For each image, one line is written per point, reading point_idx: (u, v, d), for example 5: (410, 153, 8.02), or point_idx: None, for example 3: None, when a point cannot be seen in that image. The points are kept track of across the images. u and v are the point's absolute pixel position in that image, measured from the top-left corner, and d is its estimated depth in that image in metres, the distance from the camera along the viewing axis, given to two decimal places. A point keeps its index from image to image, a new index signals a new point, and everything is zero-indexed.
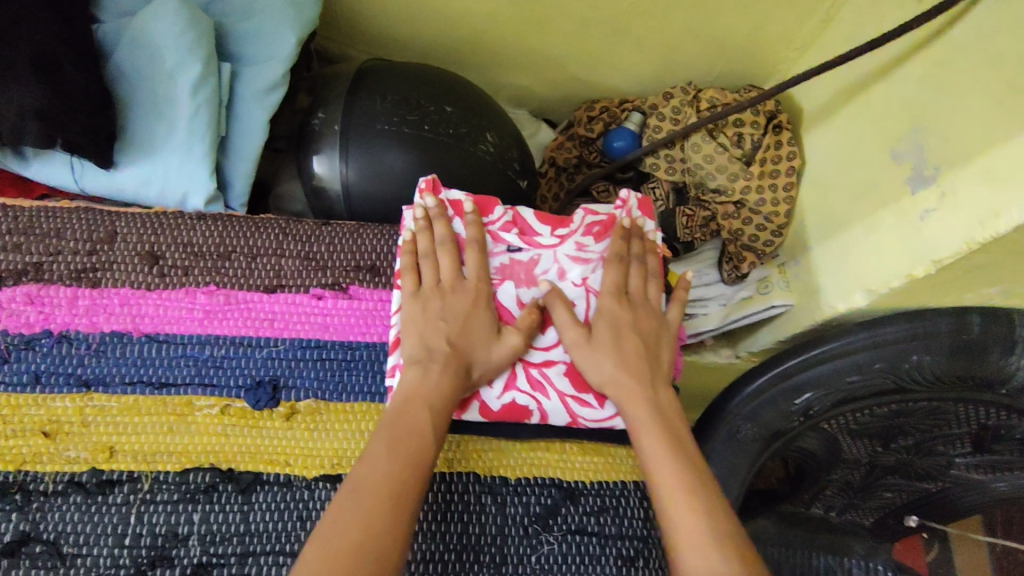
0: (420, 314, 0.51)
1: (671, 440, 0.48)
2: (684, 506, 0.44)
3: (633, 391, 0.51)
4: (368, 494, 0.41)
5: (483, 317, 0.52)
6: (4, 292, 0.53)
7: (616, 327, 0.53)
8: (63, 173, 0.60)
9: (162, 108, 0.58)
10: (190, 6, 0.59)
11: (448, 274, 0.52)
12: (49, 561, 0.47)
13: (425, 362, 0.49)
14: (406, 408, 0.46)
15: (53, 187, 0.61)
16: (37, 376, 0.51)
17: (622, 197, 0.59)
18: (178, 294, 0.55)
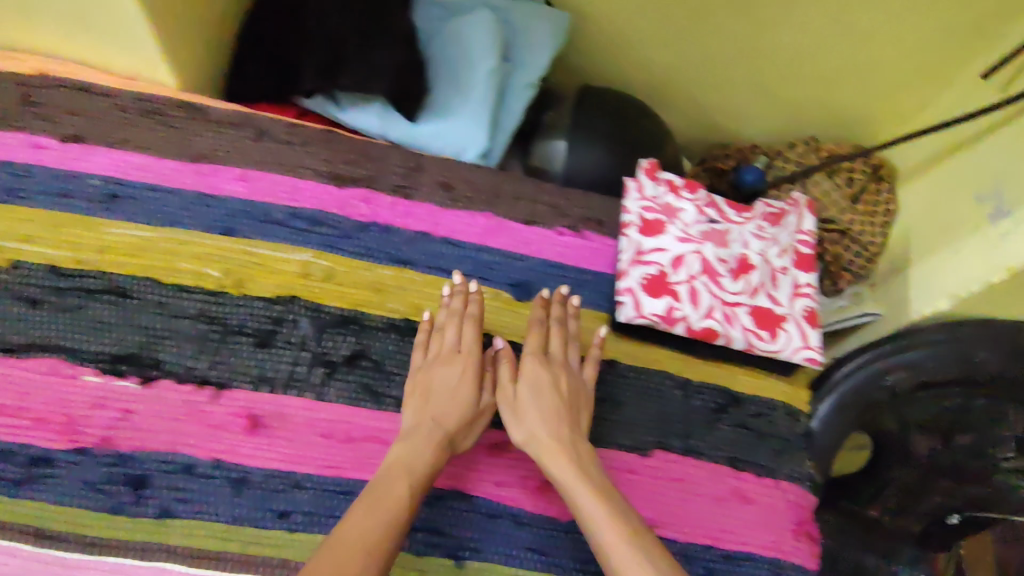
0: (421, 390, 0.61)
1: (596, 489, 0.54)
2: (618, 549, 0.50)
3: (557, 453, 0.57)
4: (344, 551, 0.46)
5: (469, 384, 0.61)
6: (345, 191, 0.72)
7: (537, 388, 0.61)
8: (370, 118, 0.80)
9: (462, 86, 0.80)
10: (489, 19, 0.80)
11: (450, 345, 0.63)
12: (376, 373, 0.65)
13: (412, 437, 0.57)
14: (391, 476, 0.53)
15: (356, 129, 0.82)
16: (367, 250, 0.70)
17: (793, 198, 0.78)
18: (463, 213, 0.74)
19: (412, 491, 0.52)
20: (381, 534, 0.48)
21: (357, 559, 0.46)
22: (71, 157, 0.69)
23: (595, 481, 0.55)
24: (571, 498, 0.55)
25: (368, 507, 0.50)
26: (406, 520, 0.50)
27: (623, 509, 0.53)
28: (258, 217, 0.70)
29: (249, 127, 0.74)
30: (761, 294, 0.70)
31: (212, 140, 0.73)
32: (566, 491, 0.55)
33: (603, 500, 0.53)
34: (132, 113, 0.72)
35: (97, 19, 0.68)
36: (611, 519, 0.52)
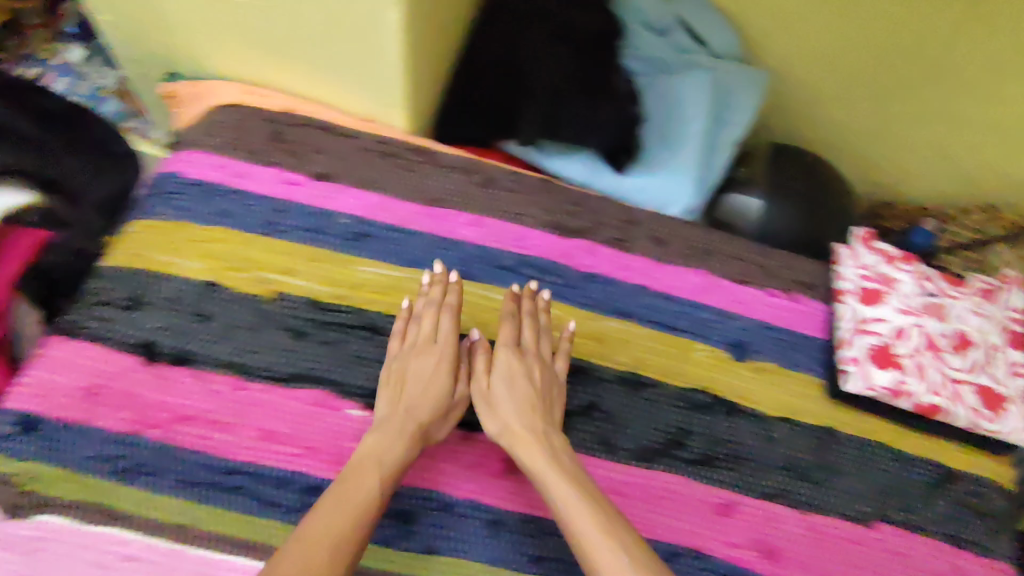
0: (393, 378, 0.64)
1: (571, 477, 0.57)
2: (596, 540, 0.52)
3: (529, 444, 0.59)
4: (312, 548, 0.48)
5: (424, 363, 0.64)
6: (568, 241, 0.75)
7: (511, 382, 0.64)
8: (579, 167, 0.83)
9: (672, 142, 0.82)
10: (701, 78, 0.82)
11: (427, 333, 0.66)
12: (609, 426, 0.67)
13: (383, 429, 0.59)
14: (358, 469, 0.55)
15: (563, 177, 0.85)
16: (592, 301, 0.72)
17: (1006, 276, 0.79)
18: (680, 269, 0.76)
19: (382, 483, 0.55)
20: (347, 525, 0.51)
21: (323, 549, 0.48)
22: (321, 194, 0.73)
23: (567, 471, 0.57)
24: (541, 486, 0.57)
25: (338, 501, 0.52)
26: (375, 510, 0.53)
27: (592, 497, 0.55)
28: (490, 262, 0.73)
29: (477, 174, 0.77)
30: (983, 372, 0.71)
31: (445, 184, 0.76)
32: (540, 482, 0.57)
33: (572, 490, 0.55)
34: (373, 155, 0.76)
35: (362, 69, 0.73)
36: (591, 515, 0.53)
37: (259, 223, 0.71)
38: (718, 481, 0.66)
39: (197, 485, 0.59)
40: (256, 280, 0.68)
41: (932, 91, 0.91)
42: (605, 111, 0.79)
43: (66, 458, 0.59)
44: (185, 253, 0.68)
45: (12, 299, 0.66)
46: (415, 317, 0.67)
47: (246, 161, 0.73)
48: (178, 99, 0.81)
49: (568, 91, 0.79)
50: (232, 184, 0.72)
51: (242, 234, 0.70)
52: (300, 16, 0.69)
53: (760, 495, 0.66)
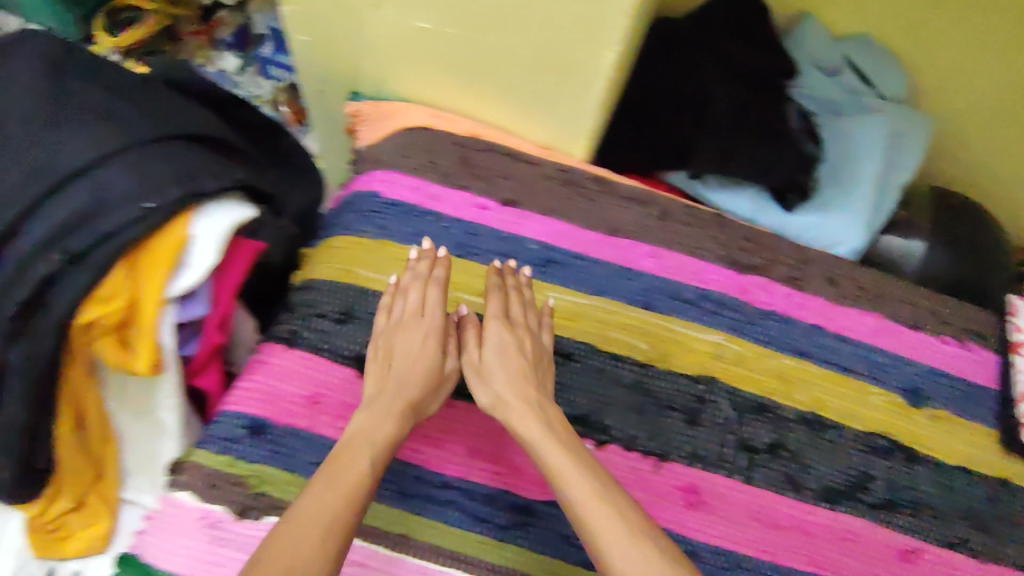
0: (385, 353, 0.63)
1: (571, 453, 0.55)
2: (603, 521, 0.50)
3: (523, 413, 0.58)
4: (303, 534, 0.47)
5: (412, 335, 0.64)
6: (746, 277, 0.77)
7: (504, 353, 0.63)
8: (746, 203, 0.84)
9: (844, 184, 0.83)
10: (873, 123, 0.83)
11: (413, 308, 0.65)
12: (794, 465, 0.69)
13: (373, 407, 0.58)
14: (351, 447, 0.54)
15: (726, 210, 0.85)
16: (771, 339, 0.74)
17: None
18: (853, 311, 0.77)
19: (374, 464, 0.54)
20: (341, 507, 0.50)
21: (314, 534, 0.47)
22: (510, 220, 0.75)
23: (567, 446, 0.56)
24: (541, 461, 0.55)
25: (326, 483, 0.51)
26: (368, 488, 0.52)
27: (598, 475, 0.53)
28: (671, 295, 0.74)
29: (655, 206, 0.79)
30: None
31: (624, 215, 0.78)
32: (539, 457, 0.56)
33: (580, 468, 0.53)
34: (555, 182, 0.78)
35: (559, 101, 0.76)
36: (591, 488, 0.52)
37: (453, 244, 0.74)
38: (899, 526, 0.68)
39: (412, 497, 0.63)
40: (453, 301, 0.72)
41: None
42: (782, 150, 0.80)
43: (290, 462, 0.62)
44: (390, 271, 0.72)
45: (233, 305, 0.69)
46: (407, 291, 0.66)
47: (440, 185, 0.76)
48: (361, 117, 0.85)
49: (747, 129, 0.81)
50: (427, 206, 0.75)
51: None
52: (512, 48, 0.71)
53: (937, 543, 0.68)
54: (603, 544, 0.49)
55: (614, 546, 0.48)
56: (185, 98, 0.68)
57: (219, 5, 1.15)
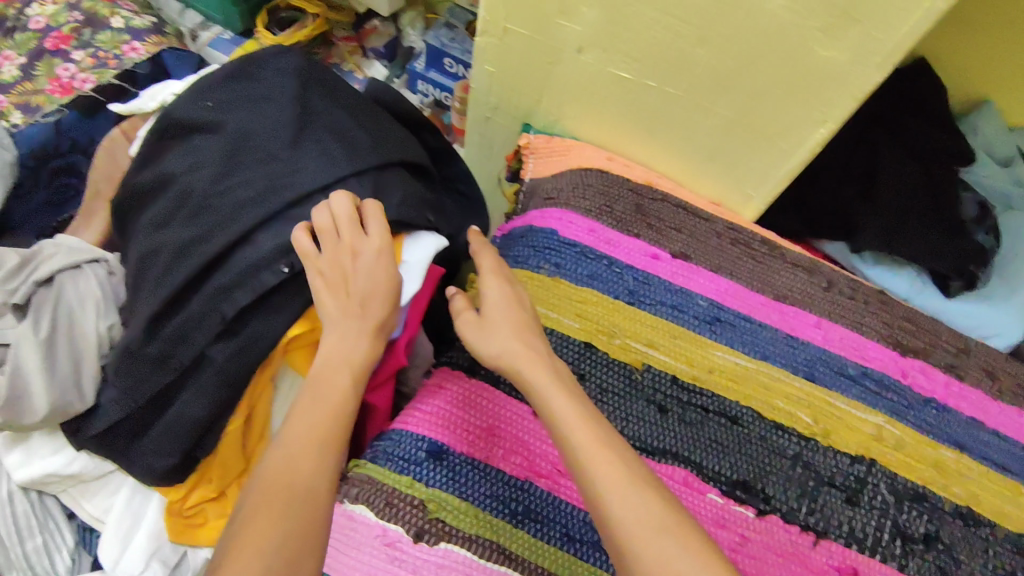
0: (336, 278, 0.57)
1: (570, 399, 0.53)
2: (602, 463, 0.48)
3: (532, 361, 0.56)
4: (293, 464, 0.47)
5: (364, 258, 0.58)
6: (906, 359, 0.77)
7: (507, 306, 0.61)
8: (904, 283, 0.83)
9: (1014, 280, 0.82)
10: None
11: (349, 228, 0.58)
12: (948, 559, 0.68)
13: (346, 333, 0.55)
14: (331, 365, 0.54)
15: (884, 287, 0.84)
16: (930, 427, 0.73)
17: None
18: (1010, 408, 0.76)
19: (354, 381, 0.53)
20: (330, 426, 0.50)
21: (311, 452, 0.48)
22: (681, 273, 0.77)
23: (569, 392, 0.54)
24: (545, 408, 0.52)
25: (311, 402, 0.51)
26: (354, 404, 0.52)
27: (593, 422, 0.51)
28: (834, 368, 0.74)
29: (819, 276, 0.80)
30: None
31: (791, 281, 0.79)
32: (539, 400, 0.53)
33: (585, 416, 0.51)
34: (724, 241, 0.80)
35: (742, 163, 0.78)
36: (597, 436, 0.50)
37: (624, 291, 0.75)
38: None
39: (578, 541, 0.63)
40: (622, 348, 0.72)
41: None
42: (953, 238, 0.80)
43: (466, 491, 0.64)
44: (563, 310, 0.73)
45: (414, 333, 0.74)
46: (336, 212, 0.59)
47: (614, 231, 0.78)
48: (530, 149, 0.87)
49: (916, 212, 0.81)
50: (602, 250, 0.77)
51: (612, 301, 0.74)
52: (713, 110, 0.73)
53: None
54: (601, 490, 0.47)
55: (611, 490, 0.46)
56: (396, 122, 0.72)
57: (372, 13, 1.17)
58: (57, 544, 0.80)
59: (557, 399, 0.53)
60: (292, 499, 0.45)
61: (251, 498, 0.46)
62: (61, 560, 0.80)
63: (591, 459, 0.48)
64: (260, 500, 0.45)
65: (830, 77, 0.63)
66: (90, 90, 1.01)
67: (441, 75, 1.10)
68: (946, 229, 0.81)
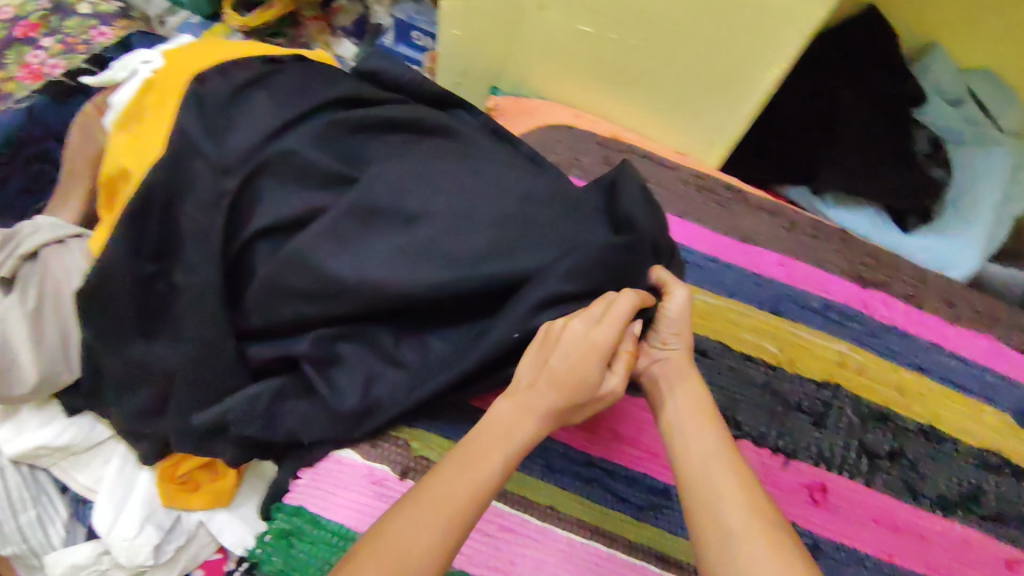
0: (544, 350, 0.53)
1: (710, 450, 0.50)
2: (739, 524, 0.44)
3: (689, 420, 0.52)
4: (419, 520, 0.44)
5: (580, 361, 0.52)
6: (867, 292, 0.80)
7: (682, 371, 0.56)
8: (862, 221, 0.87)
9: (966, 213, 0.86)
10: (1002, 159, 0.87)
11: (595, 317, 0.53)
12: (912, 473, 0.71)
13: (518, 404, 0.52)
14: (487, 439, 0.50)
15: (845, 227, 0.88)
16: (893, 352, 0.77)
17: None
18: (967, 332, 0.80)
19: (504, 467, 0.49)
20: (466, 499, 0.46)
21: (437, 523, 0.44)
22: None
23: (707, 445, 0.50)
24: (678, 459, 0.50)
25: (456, 467, 0.48)
26: (493, 492, 0.48)
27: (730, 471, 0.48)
28: (799, 303, 0.78)
29: (782, 217, 0.83)
30: None
31: (755, 223, 0.82)
32: (674, 451, 0.51)
33: (719, 461, 0.49)
34: (690, 187, 0.83)
35: (706, 112, 0.80)
36: (740, 493, 0.46)
37: None
38: (1009, 540, 0.70)
39: (560, 473, 0.66)
40: None
41: None
42: (906, 174, 0.84)
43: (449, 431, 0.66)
44: None
45: None
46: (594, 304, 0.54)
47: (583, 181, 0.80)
48: (499, 111, 0.89)
49: (871, 151, 0.84)
50: None
51: None
52: (675, 58, 0.76)
53: None
54: (734, 544, 0.44)
55: (745, 548, 0.43)
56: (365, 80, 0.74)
57: None
58: (50, 517, 0.81)
59: (694, 447, 0.50)
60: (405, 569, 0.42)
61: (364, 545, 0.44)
62: (56, 532, 0.81)
63: (728, 512, 0.45)
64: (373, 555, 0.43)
65: (778, 16, 0.66)
66: (60, 75, 1.03)
67: (409, 49, 1.12)
68: (899, 166, 0.84)
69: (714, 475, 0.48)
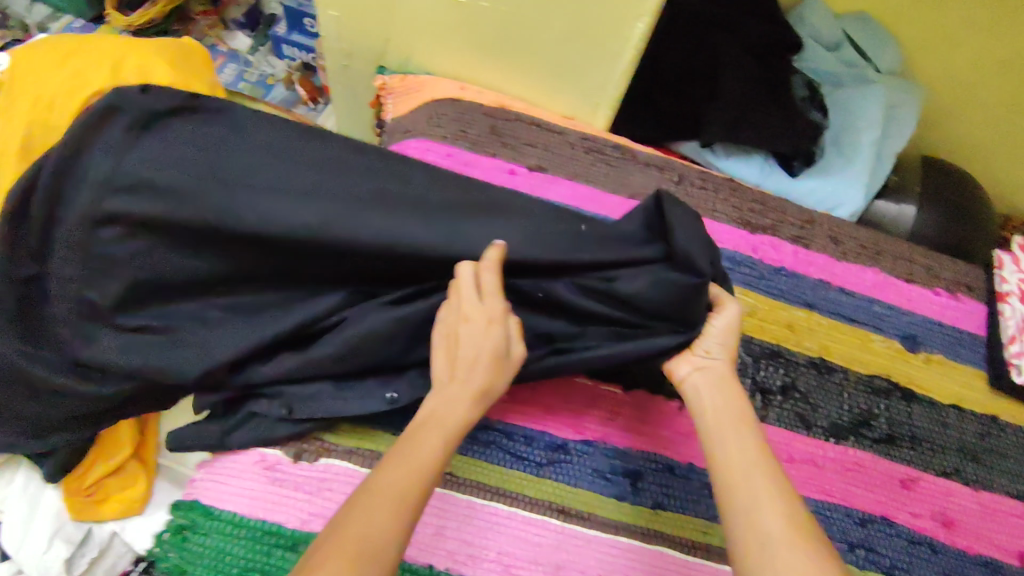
0: (449, 340, 0.55)
1: (749, 463, 0.50)
2: (782, 538, 0.45)
3: (728, 431, 0.52)
4: (373, 503, 0.43)
5: (478, 333, 0.54)
6: (755, 237, 0.82)
7: (721, 383, 0.56)
8: (751, 171, 0.90)
9: (848, 153, 0.89)
10: (877, 98, 0.90)
11: (470, 288, 0.55)
12: (804, 406, 0.73)
13: (444, 392, 0.53)
14: (424, 428, 0.50)
15: (735, 177, 0.90)
16: (782, 292, 0.79)
17: None
18: (854, 267, 0.83)
19: (444, 448, 0.49)
20: (413, 482, 0.46)
21: (392, 507, 0.44)
22: (539, 184, 0.80)
23: (748, 457, 0.50)
24: (716, 469, 0.50)
25: (400, 455, 0.47)
26: (438, 473, 0.48)
27: (772, 485, 0.48)
28: None
29: (671, 172, 0.85)
30: None
31: (645, 180, 0.83)
32: (714, 460, 0.51)
33: (762, 475, 0.49)
34: (578, 150, 0.84)
35: (586, 73, 0.81)
36: (783, 508, 0.47)
37: None
38: (900, 459, 0.73)
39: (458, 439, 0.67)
40: None
41: None
42: (786, 120, 0.87)
43: None
44: None
45: None
46: (461, 275, 0.55)
47: (470, 151, 0.80)
48: (387, 89, 0.88)
49: (751, 100, 0.86)
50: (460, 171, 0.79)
51: None
52: (547, 21, 0.76)
53: (936, 473, 0.74)
54: (777, 558, 0.44)
55: (787, 563, 0.43)
56: None
57: None
58: None
59: (733, 458, 0.50)
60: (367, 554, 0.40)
61: (324, 541, 0.42)
62: None
63: (771, 524, 0.45)
64: (332, 544, 0.41)
65: None
66: None
67: (303, 37, 1.10)
68: (780, 113, 0.87)
69: (750, 485, 0.48)
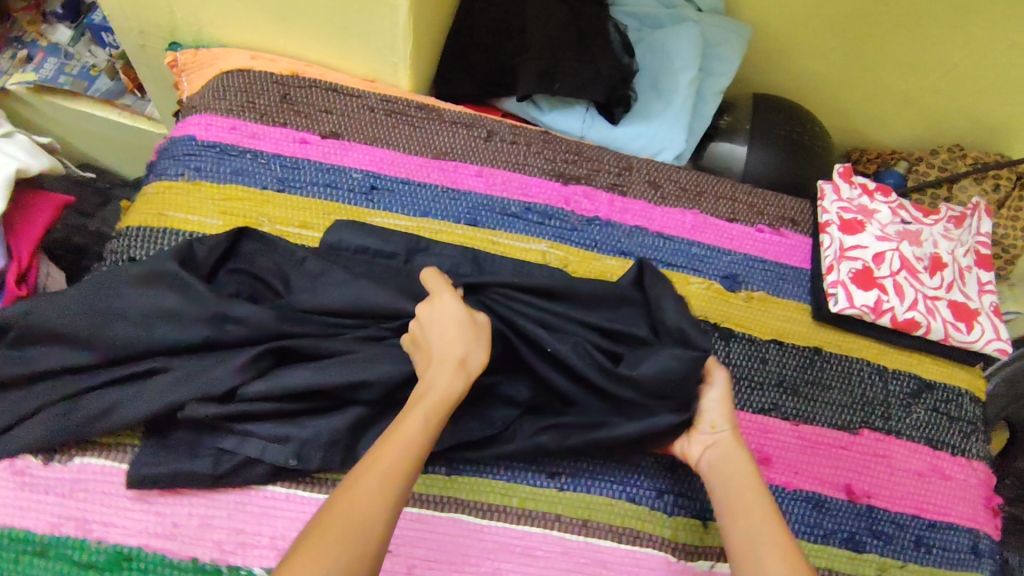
0: (421, 346, 0.57)
1: (754, 523, 0.52)
2: None
3: (734, 497, 0.55)
4: (362, 477, 0.46)
5: (439, 312, 0.58)
6: (568, 188, 0.79)
7: (726, 453, 0.59)
8: (573, 122, 0.87)
9: (667, 95, 0.86)
10: (693, 37, 0.88)
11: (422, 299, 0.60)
12: None
13: (430, 374, 0.54)
14: (408, 407, 0.52)
15: (559, 131, 0.87)
16: (595, 242, 0.77)
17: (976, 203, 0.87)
18: (673, 210, 0.81)
19: (428, 427, 0.51)
20: (399, 456, 0.48)
21: (377, 483, 0.46)
22: (333, 152, 0.76)
23: (755, 518, 0.53)
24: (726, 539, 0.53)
25: (389, 435, 0.50)
26: (423, 450, 0.50)
27: (777, 543, 0.50)
28: (496, 210, 0.76)
29: (479, 128, 0.81)
30: (938, 271, 0.80)
31: (450, 138, 0.80)
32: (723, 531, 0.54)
33: (765, 534, 0.51)
34: (379, 113, 0.80)
35: (373, 33, 0.77)
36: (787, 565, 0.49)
37: (272, 180, 0.73)
38: None
39: None
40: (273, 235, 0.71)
41: (894, 37, 0.96)
42: (597, 65, 0.84)
43: None
44: (203, 212, 0.71)
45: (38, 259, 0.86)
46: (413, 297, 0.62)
47: (258, 123, 0.76)
48: (180, 67, 0.84)
49: (559, 45, 0.83)
50: (246, 145, 0.75)
51: (260, 192, 0.73)
52: None
53: (754, 410, 0.72)
54: None
55: None
56: None
57: None
58: None
59: (737, 524, 0.53)
60: (351, 530, 0.43)
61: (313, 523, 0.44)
62: None
63: None
64: (318, 526, 0.43)
65: None
66: None
67: None
68: (590, 59, 0.84)
69: (753, 547, 0.51)
